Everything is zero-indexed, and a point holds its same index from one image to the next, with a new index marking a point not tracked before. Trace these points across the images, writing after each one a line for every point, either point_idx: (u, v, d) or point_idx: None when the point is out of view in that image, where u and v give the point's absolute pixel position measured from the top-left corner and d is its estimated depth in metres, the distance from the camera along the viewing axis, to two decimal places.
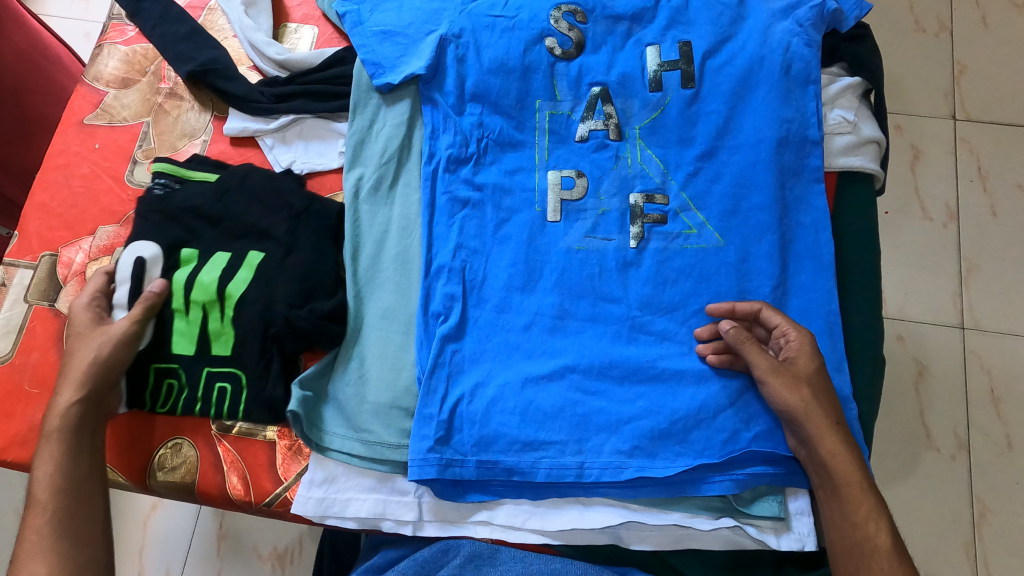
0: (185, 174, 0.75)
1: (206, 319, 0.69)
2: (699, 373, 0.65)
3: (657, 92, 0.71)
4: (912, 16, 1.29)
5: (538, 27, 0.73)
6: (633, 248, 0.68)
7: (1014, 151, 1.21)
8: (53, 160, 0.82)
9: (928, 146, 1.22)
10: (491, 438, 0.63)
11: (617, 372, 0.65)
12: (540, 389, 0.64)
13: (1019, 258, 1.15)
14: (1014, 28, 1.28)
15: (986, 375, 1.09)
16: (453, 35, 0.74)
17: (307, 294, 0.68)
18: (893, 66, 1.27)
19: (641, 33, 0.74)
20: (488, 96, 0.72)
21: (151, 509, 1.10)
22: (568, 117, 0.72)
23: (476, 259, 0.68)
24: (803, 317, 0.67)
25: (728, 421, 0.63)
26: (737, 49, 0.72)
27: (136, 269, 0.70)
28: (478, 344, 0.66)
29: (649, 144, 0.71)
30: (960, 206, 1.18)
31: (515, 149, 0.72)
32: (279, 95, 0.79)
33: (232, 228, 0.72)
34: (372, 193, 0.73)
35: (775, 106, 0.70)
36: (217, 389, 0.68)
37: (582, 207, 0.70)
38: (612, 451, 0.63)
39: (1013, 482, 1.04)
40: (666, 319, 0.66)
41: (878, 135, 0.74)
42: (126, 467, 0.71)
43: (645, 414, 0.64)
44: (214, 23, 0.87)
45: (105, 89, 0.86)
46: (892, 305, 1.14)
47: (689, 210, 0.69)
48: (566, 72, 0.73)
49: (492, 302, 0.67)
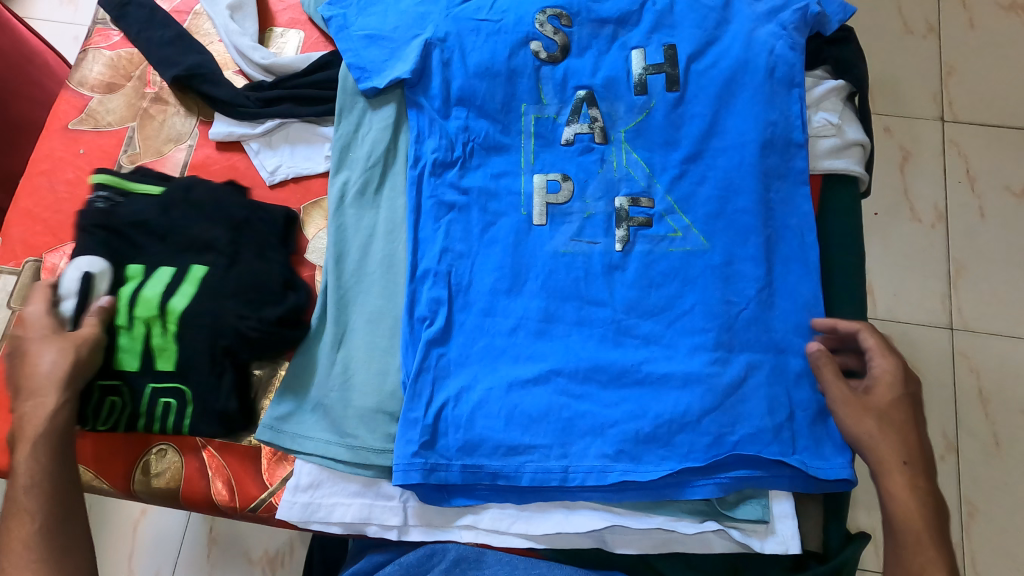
0: (129, 186, 0.74)
1: (148, 334, 0.67)
2: (684, 377, 0.64)
3: (642, 96, 0.72)
4: (901, 18, 1.30)
5: (523, 30, 0.73)
6: (619, 251, 0.68)
7: (1001, 152, 1.21)
8: (38, 165, 0.82)
9: (916, 148, 1.23)
10: (477, 443, 0.63)
11: (603, 375, 0.65)
12: (526, 393, 0.64)
13: (1007, 259, 1.16)
14: (1001, 29, 1.29)
15: (974, 376, 1.10)
16: (438, 39, 0.74)
17: (255, 304, 0.68)
18: (882, 68, 1.28)
19: (626, 36, 0.74)
20: (473, 100, 0.72)
21: (141, 514, 1.09)
22: (554, 121, 0.72)
23: (462, 263, 0.68)
24: (790, 319, 0.67)
25: (712, 425, 0.63)
26: (722, 52, 0.72)
27: (83, 285, 0.68)
28: (464, 347, 0.66)
29: (635, 148, 0.71)
30: (948, 207, 1.19)
31: (501, 153, 0.72)
32: (264, 100, 0.79)
33: (176, 240, 0.71)
34: (358, 198, 0.73)
35: (760, 109, 0.70)
36: (162, 405, 0.67)
37: (568, 210, 0.70)
38: (598, 454, 0.63)
39: (1001, 482, 1.05)
40: (651, 322, 0.66)
41: (862, 137, 0.74)
42: (109, 475, 0.71)
43: (630, 418, 0.64)
44: (200, 27, 0.88)
45: (90, 93, 0.85)
46: (880, 307, 1.15)
47: (675, 213, 0.69)
48: (552, 76, 0.73)
49: (478, 306, 0.67)
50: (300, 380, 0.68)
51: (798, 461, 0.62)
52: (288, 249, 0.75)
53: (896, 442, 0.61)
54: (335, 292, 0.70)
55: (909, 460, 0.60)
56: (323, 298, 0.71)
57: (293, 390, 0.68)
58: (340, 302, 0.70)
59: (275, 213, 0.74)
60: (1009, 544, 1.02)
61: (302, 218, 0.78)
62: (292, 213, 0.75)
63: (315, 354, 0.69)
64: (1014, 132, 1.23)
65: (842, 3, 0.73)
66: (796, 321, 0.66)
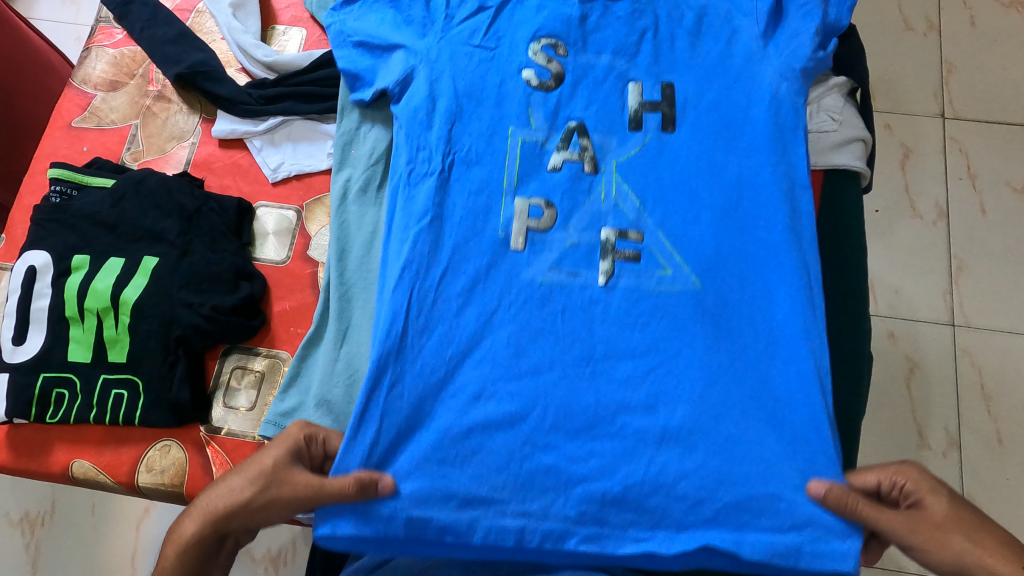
0: (82, 181, 0.76)
1: (101, 325, 0.70)
2: (661, 433, 0.60)
3: (637, 132, 0.69)
4: (901, 15, 1.30)
5: (515, 60, 0.70)
6: (602, 285, 0.65)
7: (1003, 149, 1.22)
8: (42, 163, 0.82)
9: (917, 145, 1.23)
10: (426, 500, 0.59)
11: (572, 425, 0.61)
12: (484, 440, 0.61)
13: (1009, 255, 1.16)
14: (1001, 25, 1.29)
15: (976, 371, 1.10)
16: (425, 64, 0.70)
17: (206, 293, 0.71)
18: (882, 65, 1.27)
19: (623, 66, 0.71)
20: (459, 120, 0.68)
21: (144, 512, 1.10)
22: (542, 146, 0.68)
23: (423, 283, 0.64)
24: (791, 369, 0.62)
25: (690, 488, 0.59)
26: (726, 90, 0.69)
27: (27, 276, 0.72)
28: (420, 380, 0.62)
29: (627, 179, 0.67)
30: (950, 204, 1.19)
31: (482, 168, 0.67)
32: (267, 97, 0.80)
33: (129, 233, 0.73)
34: (360, 194, 0.74)
35: (770, 154, 0.67)
36: (115, 395, 0.70)
37: (548, 238, 0.66)
38: (561, 516, 0.59)
39: (1006, 480, 1.05)
40: (632, 363, 0.62)
41: (863, 133, 0.74)
42: (113, 470, 0.71)
43: (597, 475, 0.60)
44: (203, 25, 0.88)
45: (93, 92, 0.86)
46: (883, 305, 1.15)
47: (665, 249, 0.65)
48: (543, 103, 0.69)
49: (438, 335, 0.63)
50: (298, 373, 0.69)
51: (791, 543, 0.57)
52: (241, 241, 0.76)
53: (950, 563, 0.54)
54: (338, 285, 0.70)
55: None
56: (325, 294, 0.71)
57: (296, 386, 0.69)
58: (343, 296, 0.70)
59: (228, 204, 0.76)
60: None
61: (305, 215, 0.79)
62: (245, 203, 0.77)
63: (319, 349, 0.70)
64: (1015, 128, 1.23)
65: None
66: (797, 361, 0.62)
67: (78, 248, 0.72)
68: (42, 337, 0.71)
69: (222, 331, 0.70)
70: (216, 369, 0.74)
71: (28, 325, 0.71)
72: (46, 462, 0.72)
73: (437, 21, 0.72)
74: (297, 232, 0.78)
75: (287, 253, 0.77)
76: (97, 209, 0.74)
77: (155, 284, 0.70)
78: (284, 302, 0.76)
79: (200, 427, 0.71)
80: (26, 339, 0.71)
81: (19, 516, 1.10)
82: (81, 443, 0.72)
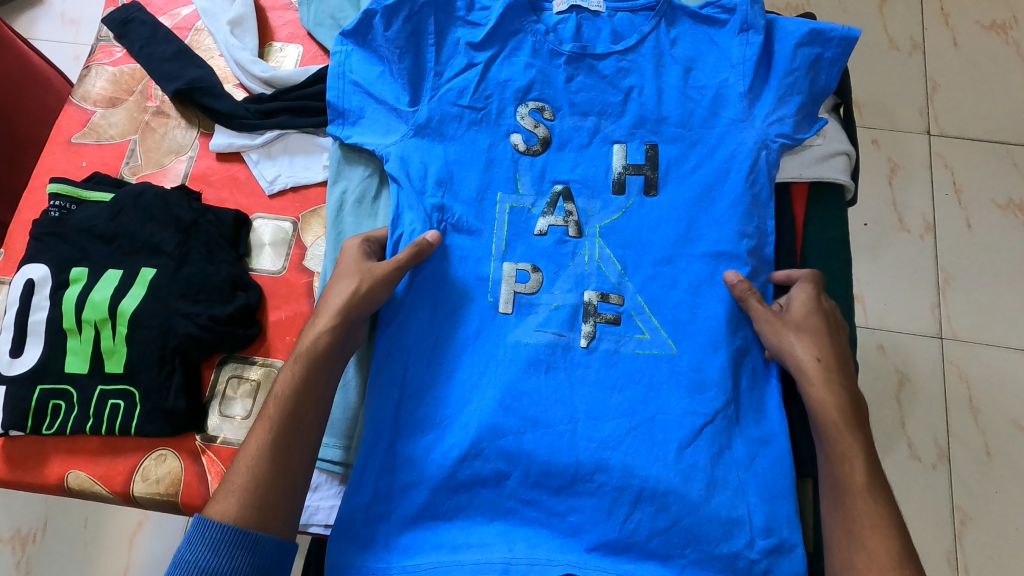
0: (81, 195, 0.77)
1: (98, 336, 0.71)
2: (638, 492, 0.63)
3: (621, 195, 0.71)
4: (887, 34, 1.33)
5: (505, 122, 0.73)
6: (583, 347, 0.67)
7: (987, 166, 1.24)
8: (41, 178, 0.84)
9: (904, 161, 1.25)
10: (416, 552, 0.63)
11: (554, 481, 0.64)
12: (472, 495, 0.64)
13: (994, 270, 1.18)
14: (984, 47, 1.32)
15: (964, 384, 1.11)
16: (418, 126, 0.72)
17: (203, 303, 0.72)
18: (868, 84, 1.30)
19: (608, 128, 0.73)
20: (451, 184, 0.71)
21: (137, 526, 1.09)
22: (528, 211, 0.71)
23: (420, 348, 0.67)
24: (761, 449, 0.65)
25: (660, 546, 0.62)
26: (707, 154, 0.71)
27: (25, 290, 0.73)
28: (416, 441, 0.65)
29: (608, 242, 0.70)
30: (937, 218, 1.21)
31: (472, 236, 0.70)
32: (265, 111, 0.82)
33: (127, 245, 0.74)
34: (357, 205, 0.75)
35: (738, 219, 0.69)
36: (111, 406, 0.70)
37: (535, 301, 0.68)
38: (542, 555, 0.62)
39: (994, 492, 1.06)
40: (611, 423, 0.65)
41: (846, 147, 0.76)
42: (108, 481, 0.71)
43: (574, 530, 0.63)
44: (201, 42, 0.90)
45: (92, 108, 0.87)
46: (872, 316, 1.16)
47: (644, 313, 0.68)
48: (530, 168, 0.72)
49: (433, 395, 0.66)
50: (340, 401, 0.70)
51: None
52: (238, 251, 0.77)
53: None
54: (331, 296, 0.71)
55: (843, 503, 0.58)
56: None
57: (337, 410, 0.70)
58: None
59: (225, 216, 0.77)
60: (1000, 553, 1.03)
61: (301, 225, 0.80)
62: (242, 215, 0.78)
63: None
64: (998, 147, 1.25)
65: (842, 36, 0.71)
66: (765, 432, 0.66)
67: (76, 262, 0.73)
68: (39, 350, 0.71)
69: (217, 341, 0.71)
70: (212, 378, 0.74)
71: (25, 337, 0.72)
72: (41, 474, 0.72)
73: (426, 78, 0.74)
74: (293, 243, 0.79)
75: (284, 263, 0.78)
76: (94, 222, 0.75)
77: (152, 296, 0.71)
78: (280, 311, 0.76)
79: (196, 436, 0.72)
80: (23, 350, 0.71)
81: (10, 534, 1.09)
82: (77, 454, 0.72)
